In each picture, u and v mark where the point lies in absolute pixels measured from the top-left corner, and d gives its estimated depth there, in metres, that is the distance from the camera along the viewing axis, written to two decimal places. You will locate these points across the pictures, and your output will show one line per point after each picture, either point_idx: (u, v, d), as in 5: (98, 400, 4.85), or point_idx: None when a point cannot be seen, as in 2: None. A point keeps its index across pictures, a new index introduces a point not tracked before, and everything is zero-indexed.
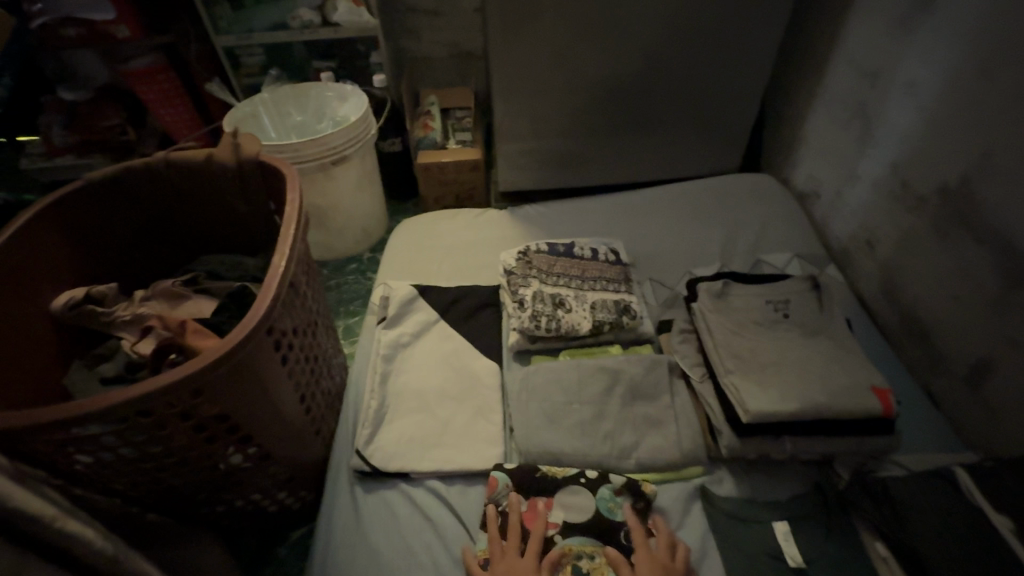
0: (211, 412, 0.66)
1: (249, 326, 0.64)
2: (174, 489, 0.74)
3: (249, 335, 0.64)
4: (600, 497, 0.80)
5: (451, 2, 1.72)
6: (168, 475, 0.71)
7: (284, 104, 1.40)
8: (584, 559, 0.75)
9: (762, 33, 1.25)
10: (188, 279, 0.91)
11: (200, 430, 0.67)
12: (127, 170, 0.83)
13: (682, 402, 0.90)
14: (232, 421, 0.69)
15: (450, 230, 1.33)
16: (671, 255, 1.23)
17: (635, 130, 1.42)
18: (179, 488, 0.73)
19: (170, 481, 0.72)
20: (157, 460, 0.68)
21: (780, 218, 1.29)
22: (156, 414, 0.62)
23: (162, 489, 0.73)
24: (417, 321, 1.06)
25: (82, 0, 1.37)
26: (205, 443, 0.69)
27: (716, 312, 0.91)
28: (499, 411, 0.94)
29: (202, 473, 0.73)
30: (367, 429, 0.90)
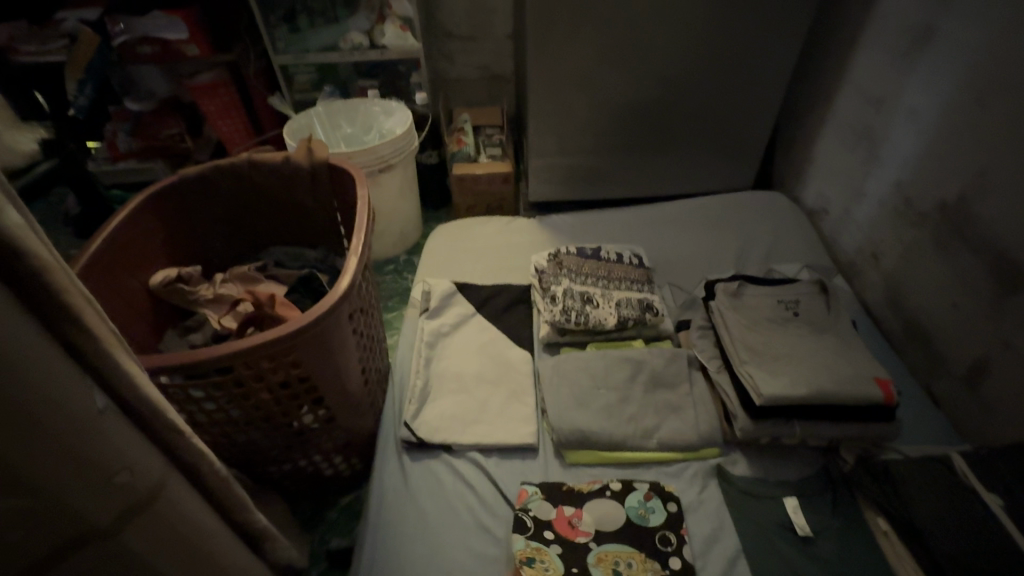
0: (294, 373, 0.77)
1: (332, 299, 0.75)
2: (250, 445, 0.83)
3: (332, 306, 0.75)
4: (629, 506, 0.85)
5: (485, 28, 1.87)
6: (249, 430, 0.81)
7: (335, 117, 1.53)
8: (621, 565, 0.79)
9: (775, 62, 1.37)
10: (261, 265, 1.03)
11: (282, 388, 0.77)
12: (216, 167, 0.95)
13: (700, 391, 1.00)
14: (309, 382, 0.79)
15: (483, 234, 1.44)
16: (689, 262, 1.32)
17: (656, 148, 1.54)
18: (255, 443, 0.83)
19: (249, 437, 0.82)
20: (243, 413, 0.78)
21: (791, 232, 1.39)
22: (252, 369, 0.72)
23: (241, 444, 0.83)
24: (457, 314, 1.17)
25: (157, 21, 1.53)
26: (284, 402, 0.79)
27: (733, 309, 1.00)
28: (532, 395, 1.03)
29: (276, 431, 0.83)
30: (413, 405, 0.99)
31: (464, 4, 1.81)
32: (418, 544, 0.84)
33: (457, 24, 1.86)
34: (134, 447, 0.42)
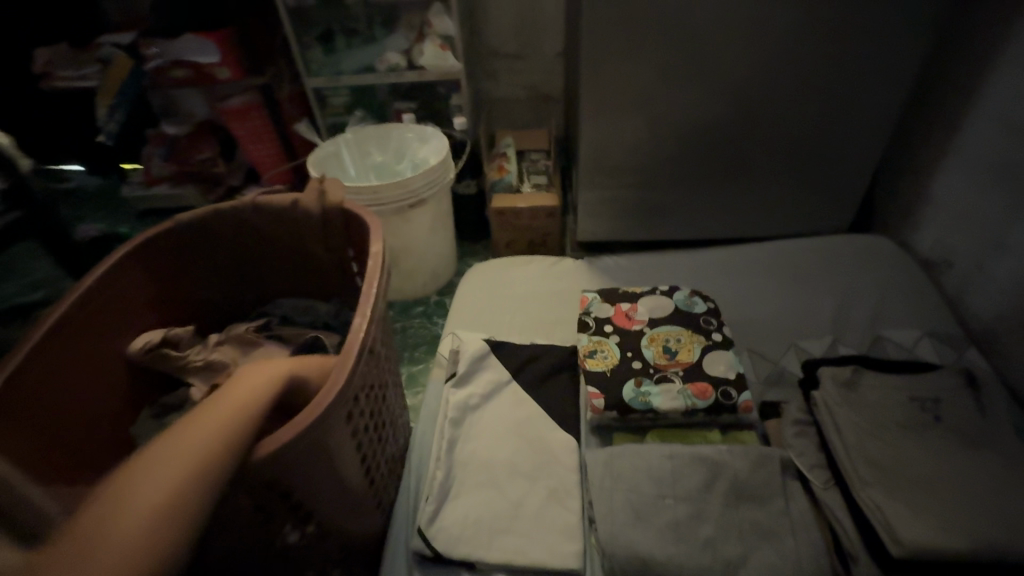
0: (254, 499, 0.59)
1: (300, 426, 0.56)
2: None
3: (293, 437, 0.56)
4: (631, 393, 0.87)
5: (533, 46, 1.72)
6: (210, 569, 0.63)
7: (366, 145, 1.41)
8: (671, 342, 0.93)
9: (885, 80, 1.13)
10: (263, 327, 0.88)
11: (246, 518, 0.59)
12: (216, 213, 0.82)
13: (800, 510, 0.76)
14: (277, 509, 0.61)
15: (523, 278, 1.25)
16: (772, 323, 1.09)
17: (729, 181, 1.31)
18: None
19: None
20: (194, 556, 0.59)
21: (902, 287, 1.13)
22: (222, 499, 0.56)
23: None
24: (488, 381, 0.98)
25: (189, 44, 1.46)
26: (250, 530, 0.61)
27: (845, 404, 0.76)
28: (577, 497, 0.83)
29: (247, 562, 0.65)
30: (431, 504, 0.81)
31: (511, 20, 1.66)
32: None
33: (502, 42, 1.71)
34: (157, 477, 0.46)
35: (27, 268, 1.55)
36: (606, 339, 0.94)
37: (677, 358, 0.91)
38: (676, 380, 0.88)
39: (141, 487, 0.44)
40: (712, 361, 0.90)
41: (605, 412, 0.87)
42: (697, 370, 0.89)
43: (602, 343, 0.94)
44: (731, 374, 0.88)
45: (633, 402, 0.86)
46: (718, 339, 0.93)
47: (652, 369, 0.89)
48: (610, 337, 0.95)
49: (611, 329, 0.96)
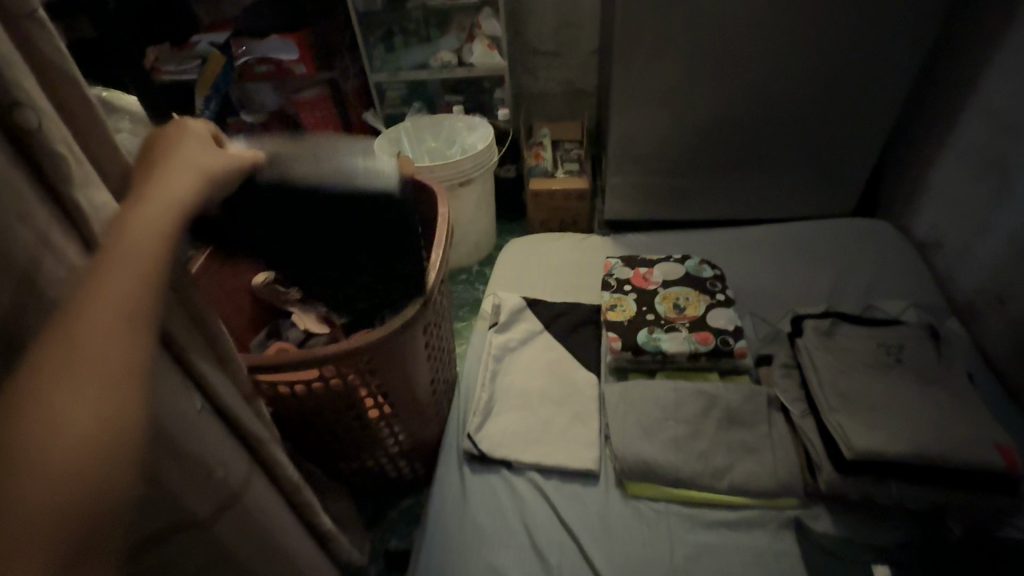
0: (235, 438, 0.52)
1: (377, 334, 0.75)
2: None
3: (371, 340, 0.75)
4: (644, 338, 1.04)
5: (570, 44, 1.89)
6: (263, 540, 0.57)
7: (422, 132, 1.61)
8: (681, 300, 1.10)
9: (890, 78, 1.26)
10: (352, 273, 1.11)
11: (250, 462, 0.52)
12: None
13: (781, 434, 0.92)
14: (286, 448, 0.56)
15: (555, 250, 1.44)
16: (774, 292, 1.24)
17: (744, 169, 1.46)
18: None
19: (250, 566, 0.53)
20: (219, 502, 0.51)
21: (896, 264, 1.26)
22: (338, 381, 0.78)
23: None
24: (525, 329, 1.17)
25: (274, 44, 1.70)
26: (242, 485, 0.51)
27: (823, 349, 0.93)
28: (597, 420, 1.01)
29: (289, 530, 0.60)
30: (477, 418, 1.01)
31: (551, 22, 1.84)
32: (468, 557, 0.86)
33: (542, 41, 1.89)
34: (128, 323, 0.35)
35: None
36: (625, 295, 1.12)
37: (685, 312, 1.08)
38: (683, 330, 1.05)
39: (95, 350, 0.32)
40: (715, 316, 1.06)
41: (623, 353, 1.05)
42: (702, 322, 1.06)
43: (622, 298, 1.12)
44: (730, 326, 1.05)
45: (646, 345, 1.04)
46: (722, 299, 1.09)
47: (664, 321, 1.07)
48: (628, 295, 1.12)
49: (630, 288, 1.13)
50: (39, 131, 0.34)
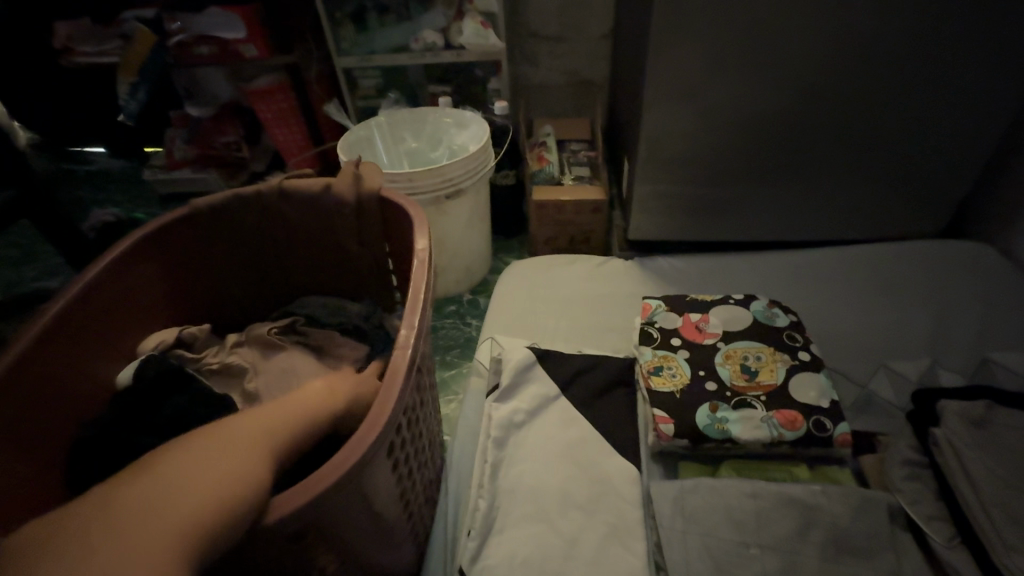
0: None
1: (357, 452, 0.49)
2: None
3: (307, 501, 0.46)
4: (704, 421, 0.75)
5: (578, 26, 1.59)
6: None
7: (399, 129, 1.30)
8: (751, 360, 0.80)
9: (1002, 64, 0.98)
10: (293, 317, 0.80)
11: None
12: (238, 197, 0.74)
13: (916, 572, 0.63)
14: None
15: (567, 279, 1.14)
16: (857, 339, 0.95)
17: (802, 178, 1.17)
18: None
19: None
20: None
21: (1008, 303, 0.98)
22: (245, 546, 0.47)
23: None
24: (535, 395, 0.87)
25: (216, 19, 1.37)
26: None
27: (976, 449, 0.65)
28: (641, 537, 0.72)
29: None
30: (474, 539, 0.71)
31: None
32: None
33: (544, 21, 1.59)
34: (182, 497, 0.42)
35: (45, 253, 1.48)
36: (673, 353, 0.82)
37: (758, 379, 0.78)
38: (759, 406, 0.76)
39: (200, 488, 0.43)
40: (798, 385, 0.77)
41: (676, 441, 0.75)
42: (783, 393, 0.76)
43: (668, 357, 0.82)
44: (824, 401, 0.75)
45: (709, 432, 0.74)
46: (806, 360, 0.80)
47: (729, 391, 0.77)
48: (677, 352, 0.83)
49: (679, 343, 0.84)
50: None
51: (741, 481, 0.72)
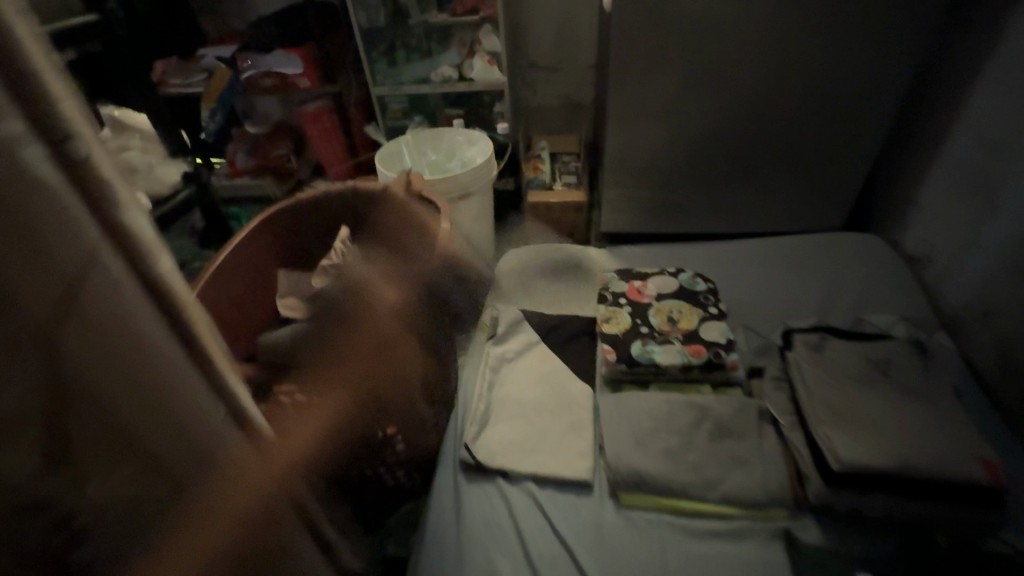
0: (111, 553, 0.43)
1: None
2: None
3: None
4: (636, 350, 1.07)
5: (569, 60, 1.93)
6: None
7: (423, 145, 1.65)
8: (674, 313, 1.12)
9: (880, 97, 1.29)
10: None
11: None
12: (327, 195, 1.08)
13: (770, 446, 0.93)
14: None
15: (551, 261, 1.47)
16: (765, 304, 1.26)
17: (738, 184, 1.49)
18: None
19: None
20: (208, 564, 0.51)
21: (886, 279, 1.28)
22: None
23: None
24: (521, 341, 1.19)
25: (277, 58, 1.73)
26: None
27: (812, 362, 0.95)
28: (590, 430, 1.03)
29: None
30: (474, 428, 1.03)
31: (551, 38, 1.88)
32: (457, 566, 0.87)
33: (541, 56, 1.93)
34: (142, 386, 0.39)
35: None
36: (620, 308, 1.14)
37: (679, 325, 1.10)
38: (676, 342, 1.07)
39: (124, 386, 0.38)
40: (706, 329, 1.09)
41: (617, 366, 1.07)
42: (695, 335, 1.08)
43: (616, 311, 1.14)
44: (722, 338, 1.07)
45: (639, 358, 1.06)
46: (715, 313, 1.12)
47: (657, 333, 1.09)
48: (622, 307, 1.15)
49: (625, 301, 1.16)
50: None
51: (660, 392, 1.03)
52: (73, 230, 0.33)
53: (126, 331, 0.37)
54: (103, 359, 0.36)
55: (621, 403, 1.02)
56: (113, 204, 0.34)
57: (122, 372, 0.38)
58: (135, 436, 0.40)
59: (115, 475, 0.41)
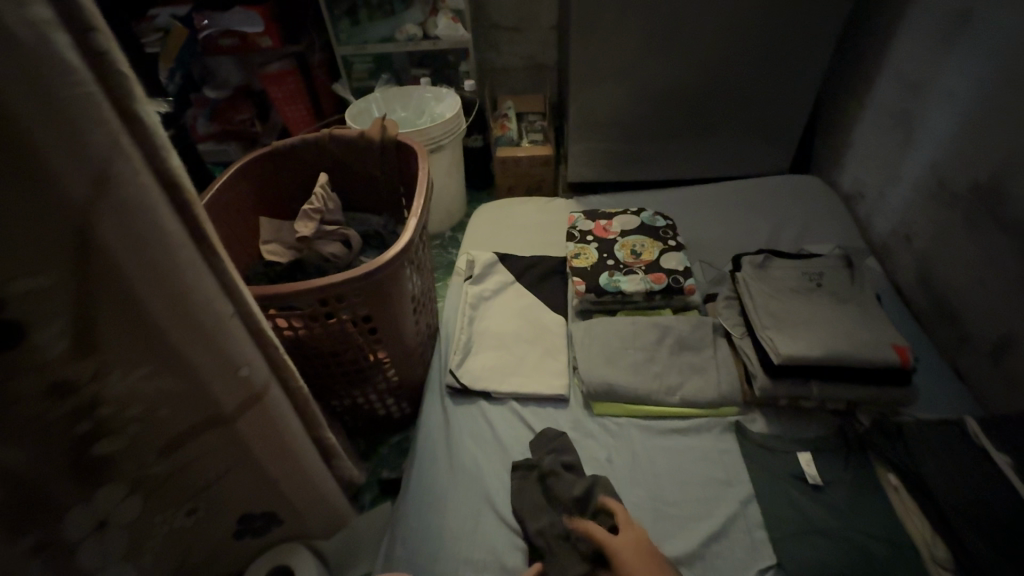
0: (119, 396, 0.54)
1: (387, 256, 0.83)
2: (147, 550, 0.66)
3: (363, 278, 0.82)
4: (603, 280, 1.16)
5: (531, 20, 1.96)
6: (233, 468, 0.70)
7: (392, 103, 1.68)
8: (637, 247, 1.22)
9: (819, 47, 1.39)
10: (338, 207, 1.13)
11: (69, 445, 0.51)
12: (305, 141, 1.10)
13: (723, 355, 1.05)
14: (141, 437, 0.58)
15: (522, 211, 1.54)
16: (720, 240, 1.37)
17: (694, 133, 1.59)
18: (194, 515, 0.71)
19: (187, 480, 0.66)
20: (205, 423, 0.62)
21: (824, 214, 1.42)
22: (331, 307, 0.85)
23: (154, 514, 0.65)
24: (497, 281, 1.27)
25: (237, 16, 1.69)
26: (98, 443, 0.54)
27: (757, 279, 1.07)
28: (565, 354, 1.13)
29: (293, 466, 0.74)
30: (458, 355, 1.11)
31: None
32: (448, 474, 0.95)
33: (504, 16, 1.96)
34: (134, 248, 0.46)
35: None
36: (587, 244, 1.24)
37: (641, 257, 1.20)
38: (639, 272, 1.17)
39: (123, 244, 0.46)
40: (666, 259, 1.19)
41: (586, 296, 1.16)
42: (656, 265, 1.18)
43: (584, 247, 1.23)
44: (681, 267, 1.17)
45: (606, 286, 1.15)
46: (673, 245, 1.22)
47: (622, 265, 1.19)
48: (590, 244, 1.24)
49: (592, 239, 1.25)
50: (107, 57, 0.41)
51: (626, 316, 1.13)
52: (98, 118, 0.41)
53: (142, 210, 0.45)
54: (126, 233, 0.45)
55: (591, 326, 1.12)
56: (126, 95, 0.43)
57: (138, 242, 0.46)
58: (144, 299, 0.49)
59: (116, 320, 0.49)
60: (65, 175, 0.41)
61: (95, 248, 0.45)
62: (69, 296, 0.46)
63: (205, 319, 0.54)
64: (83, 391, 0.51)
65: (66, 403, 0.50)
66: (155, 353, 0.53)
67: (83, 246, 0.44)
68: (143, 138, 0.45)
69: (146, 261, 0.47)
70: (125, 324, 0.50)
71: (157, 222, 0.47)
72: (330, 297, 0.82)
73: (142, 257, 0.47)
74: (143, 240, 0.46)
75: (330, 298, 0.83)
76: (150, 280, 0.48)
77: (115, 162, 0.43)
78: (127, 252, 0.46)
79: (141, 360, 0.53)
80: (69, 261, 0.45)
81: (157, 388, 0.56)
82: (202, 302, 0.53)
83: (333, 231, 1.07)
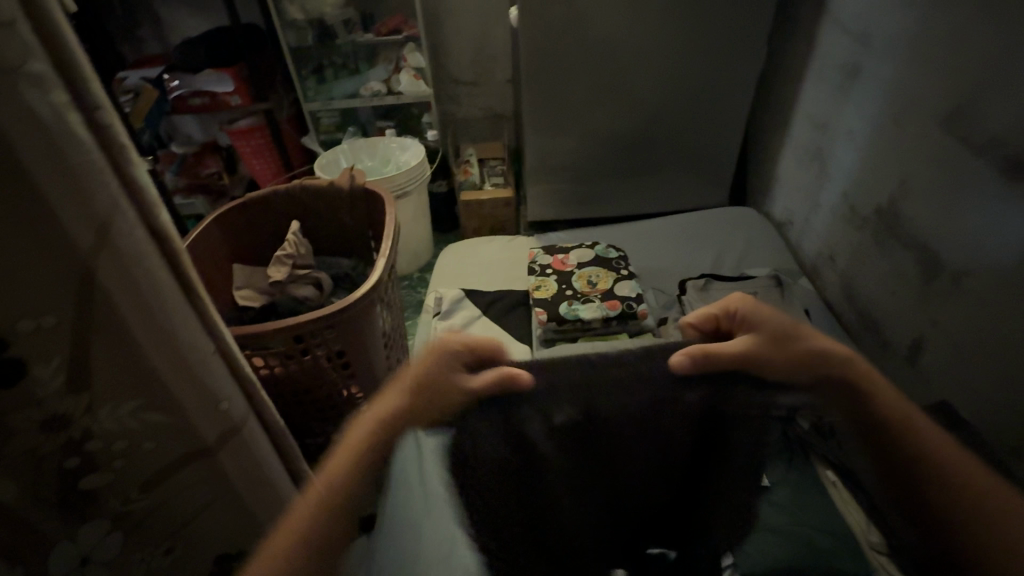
0: (107, 431, 0.57)
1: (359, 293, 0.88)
2: None
3: (336, 315, 0.87)
4: (562, 309, 1.24)
5: (487, 74, 2.13)
6: (211, 506, 0.71)
7: (359, 154, 1.78)
8: (593, 277, 1.32)
9: (742, 95, 1.58)
10: (310, 250, 1.18)
11: (56, 476, 0.55)
12: (277, 193, 1.18)
13: None
14: (126, 472, 0.61)
15: (487, 249, 1.63)
16: (669, 268, 1.49)
17: (640, 172, 1.74)
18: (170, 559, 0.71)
19: (169, 516, 0.68)
20: (187, 458, 0.65)
21: (760, 240, 1.56)
22: (306, 344, 0.89)
23: (130, 555, 0.66)
24: (465, 316, 1.34)
25: (208, 77, 1.79)
26: (84, 477, 0.58)
27: (702, 301, 1.18)
28: None
29: (273, 501, 0.75)
30: None
31: (469, 55, 2.07)
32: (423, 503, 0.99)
33: (462, 72, 2.12)
34: (128, 292, 0.51)
35: None
36: (547, 277, 1.33)
37: (597, 286, 1.29)
38: (596, 301, 1.26)
39: (119, 288, 0.51)
40: (618, 288, 1.29)
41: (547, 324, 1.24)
42: (611, 293, 1.27)
43: (544, 280, 1.32)
44: (633, 294, 1.27)
45: (564, 314, 1.24)
46: (626, 275, 1.32)
47: (580, 294, 1.28)
48: (549, 277, 1.33)
49: (551, 272, 1.34)
50: (110, 127, 0.47)
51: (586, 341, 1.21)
52: (102, 180, 0.47)
53: (137, 257, 0.51)
54: (123, 280, 0.51)
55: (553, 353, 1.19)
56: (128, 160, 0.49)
57: (132, 285, 0.51)
58: (136, 338, 0.54)
59: (108, 358, 0.54)
60: (71, 229, 0.47)
61: (94, 292, 0.50)
62: (67, 338, 0.51)
63: (188, 354, 0.58)
64: (74, 426, 0.55)
65: (58, 435, 0.54)
66: (143, 389, 0.57)
67: (83, 290, 0.49)
68: (140, 196, 0.51)
69: (139, 304, 0.52)
70: (117, 363, 0.54)
71: (149, 268, 0.52)
72: (306, 333, 0.87)
73: (134, 299, 0.52)
74: (135, 283, 0.51)
75: (305, 334, 0.88)
76: (141, 319, 0.53)
77: (116, 218, 0.49)
78: (123, 296, 0.51)
79: (128, 397, 0.57)
80: (71, 307, 0.50)
81: (143, 423, 0.59)
82: (187, 339, 0.57)
83: (308, 275, 1.13)
